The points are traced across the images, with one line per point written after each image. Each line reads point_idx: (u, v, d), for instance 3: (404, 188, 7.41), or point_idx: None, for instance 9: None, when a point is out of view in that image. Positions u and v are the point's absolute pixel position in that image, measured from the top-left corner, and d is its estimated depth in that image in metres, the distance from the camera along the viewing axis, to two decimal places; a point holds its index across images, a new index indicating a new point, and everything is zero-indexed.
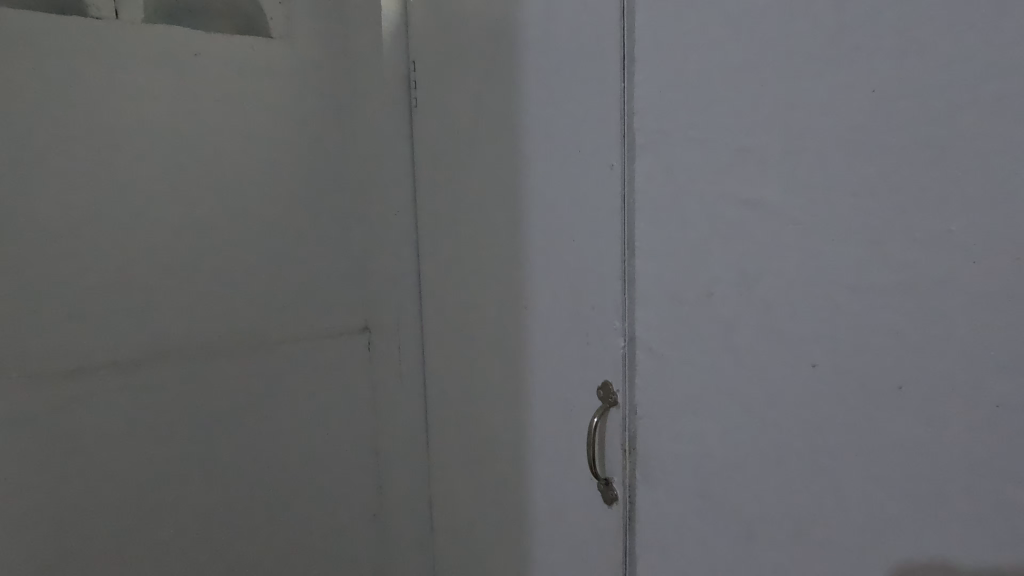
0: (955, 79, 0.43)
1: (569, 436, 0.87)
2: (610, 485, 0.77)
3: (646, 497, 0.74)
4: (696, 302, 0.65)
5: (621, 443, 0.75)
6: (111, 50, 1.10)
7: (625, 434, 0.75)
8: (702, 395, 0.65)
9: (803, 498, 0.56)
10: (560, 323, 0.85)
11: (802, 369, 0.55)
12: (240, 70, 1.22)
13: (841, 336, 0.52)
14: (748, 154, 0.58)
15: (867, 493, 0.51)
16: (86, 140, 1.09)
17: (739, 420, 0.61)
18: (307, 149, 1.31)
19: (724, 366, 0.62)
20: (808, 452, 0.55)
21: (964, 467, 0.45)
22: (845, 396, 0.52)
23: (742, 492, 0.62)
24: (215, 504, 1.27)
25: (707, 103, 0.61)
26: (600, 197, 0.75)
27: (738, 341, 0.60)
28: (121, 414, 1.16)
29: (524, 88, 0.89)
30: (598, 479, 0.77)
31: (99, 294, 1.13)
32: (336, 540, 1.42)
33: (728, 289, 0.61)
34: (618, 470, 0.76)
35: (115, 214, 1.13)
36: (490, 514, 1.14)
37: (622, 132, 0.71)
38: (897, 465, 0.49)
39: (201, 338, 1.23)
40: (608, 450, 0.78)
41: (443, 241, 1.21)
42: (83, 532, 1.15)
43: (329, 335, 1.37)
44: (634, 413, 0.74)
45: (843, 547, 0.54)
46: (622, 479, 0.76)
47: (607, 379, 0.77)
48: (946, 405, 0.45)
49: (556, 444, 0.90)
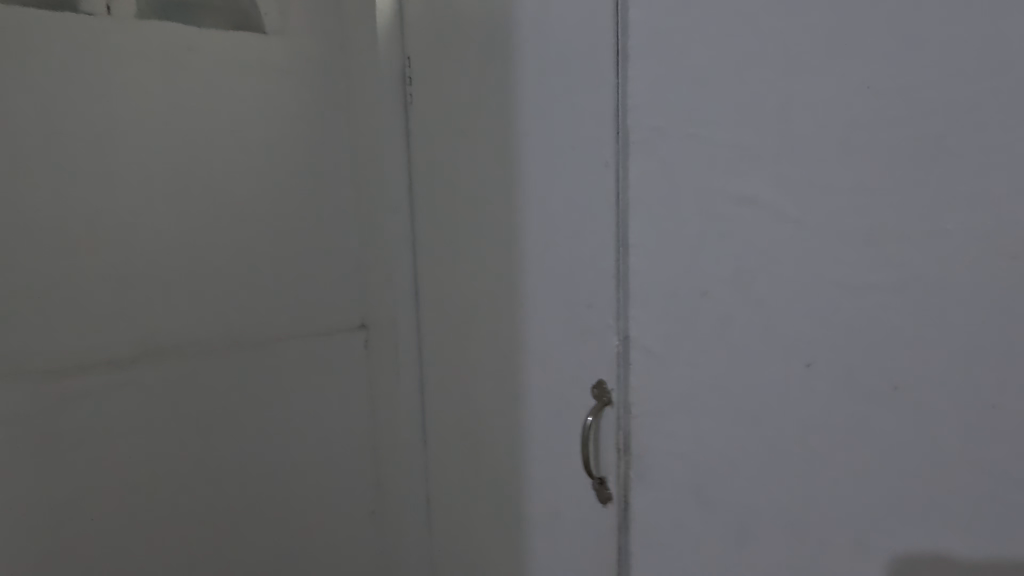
0: (953, 75, 0.42)
1: (565, 435, 0.86)
2: (605, 486, 0.78)
3: (641, 496, 0.74)
4: (691, 301, 0.64)
5: (615, 443, 0.76)
6: (104, 46, 1.10)
7: (619, 434, 0.76)
8: (696, 394, 0.65)
9: (797, 498, 0.56)
10: (556, 322, 0.85)
11: (795, 368, 0.55)
12: (235, 67, 1.21)
13: (835, 336, 0.51)
14: (743, 152, 0.57)
15: (862, 494, 0.51)
16: (80, 137, 1.09)
17: (734, 420, 0.61)
18: (302, 146, 1.30)
19: (719, 364, 0.62)
20: (802, 453, 0.55)
21: (959, 468, 0.44)
22: (839, 396, 0.52)
23: (735, 492, 0.62)
24: (214, 502, 1.27)
25: (702, 98, 0.61)
26: (594, 192, 0.75)
27: (733, 340, 0.60)
28: (118, 412, 1.16)
29: (519, 83, 0.88)
30: (593, 479, 0.78)
31: (95, 292, 1.13)
32: (335, 537, 1.43)
33: (722, 288, 0.61)
34: (612, 470, 0.77)
35: (110, 211, 1.13)
36: (486, 513, 1.13)
37: (616, 129, 0.71)
38: (891, 467, 0.48)
39: (198, 336, 1.23)
40: (602, 450, 0.78)
41: (439, 239, 1.20)
42: (83, 529, 1.15)
43: (327, 332, 1.37)
44: (628, 413, 0.74)
45: (836, 549, 0.53)
46: (616, 479, 0.76)
47: (602, 378, 0.77)
48: (942, 406, 0.45)
49: (552, 442, 0.90)
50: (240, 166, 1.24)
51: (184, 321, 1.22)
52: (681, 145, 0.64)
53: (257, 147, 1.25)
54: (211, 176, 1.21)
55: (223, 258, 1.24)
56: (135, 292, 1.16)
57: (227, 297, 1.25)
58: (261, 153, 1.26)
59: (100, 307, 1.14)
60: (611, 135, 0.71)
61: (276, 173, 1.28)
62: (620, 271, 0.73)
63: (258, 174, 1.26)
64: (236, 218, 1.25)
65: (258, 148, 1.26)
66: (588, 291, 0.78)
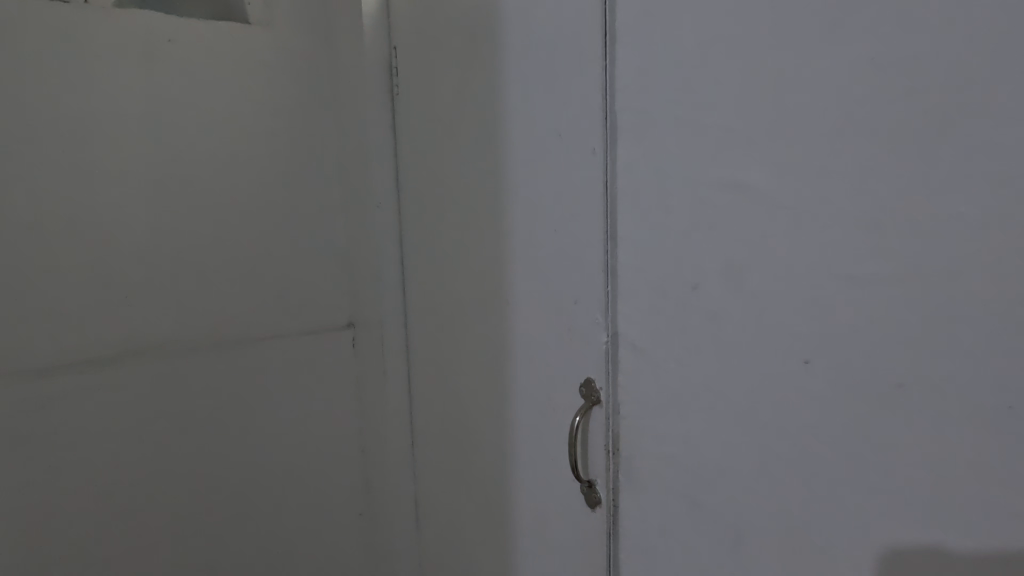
0: (959, 52, 0.40)
1: (554, 435, 0.84)
2: (593, 489, 0.75)
3: (630, 497, 0.71)
4: (683, 295, 0.62)
5: (604, 444, 0.73)
6: (79, 35, 1.06)
7: (608, 434, 0.73)
8: (686, 393, 0.63)
9: (791, 501, 0.54)
10: (544, 319, 0.83)
11: (790, 365, 0.52)
12: (216, 58, 1.18)
13: (832, 331, 0.49)
14: (734, 138, 0.55)
15: (862, 498, 0.48)
16: (54, 129, 1.05)
17: (726, 419, 0.59)
18: (289, 140, 1.28)
19: (712, 362, 0.60)
20: (798, 455, 0.52)
21: (968, 472, 0.42)
22: (836, 394, 0.49)
23: (728, 495, 0.59)
24: (197, 505, 1.24)
25: (694, 83, 0.58)
26: (583, 184, 0.72)
27: (725, 335, 0.58)
28: (96, 413, 1.12)
29: (505, 72, 0.86)
30: (581, 482, 0.76)
31: (71, 290, 1.09)
32: (323, 539, 1.40)
33: (712, 281, 0.58)
34: (601, 473, 0.74)
35: (87, 206, 1.09)
36: (476, 514, 1.11)
37: (604, 115, 0.68)
38: (894, 470, 0.46)
39: (179, 335, 1.20)
40: (591, 452, 0.76)
41: (427, 234, 1.18)
42: (60, 535, 1.11)
43: (313, 330, 1.34)
44: (617, 413, 0.72)
45: (832, 553, 0.51)
46: (605, 482, 0.74)
47: (590, 376, 0.75)
48: (949, 405, 0.42)
49: (540, 443, 0.87)
50: (224, 160, 1.21)
51: (166, 320, 1.18)
52: (668, 134, 0.61)
53: (242, 140, 1.22)
54: (196, 169, 1.18)
55: (207, 255, 1.21)
56: (115, 290, 1.13)
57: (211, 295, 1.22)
58: (246, 148, 1.23)
59: (78, 305, 1.10)
60: (599, 125, 0.69)
61: (262, 167, 1.25)
62: (610, 267, 0.70)
63: (243, 169, 1.23)
64: (222, 213, 1.22)
65: (242, 142, 1.22)
66: (577, 287, 0.75)
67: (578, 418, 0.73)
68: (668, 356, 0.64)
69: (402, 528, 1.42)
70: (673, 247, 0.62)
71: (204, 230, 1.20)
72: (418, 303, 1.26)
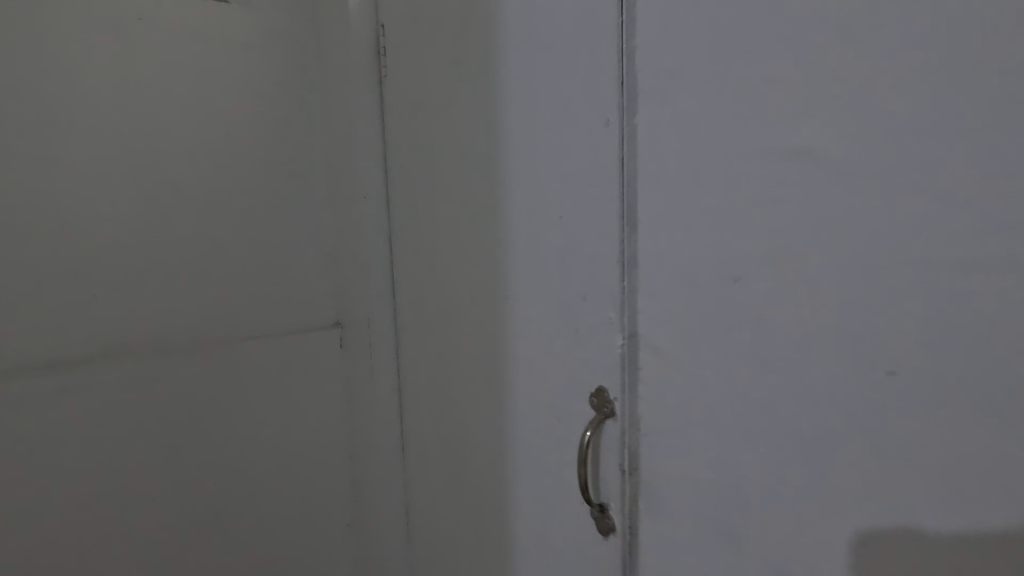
0: None
1: (557, 446, 0.77)
2: (606, 514, 0.69)
3: (649, 518, 0.64)
4: (701, 293, 0.56)
5: (620, 464, 0.66)
6: (39, 8, 0.97)
7: (624, 452, 0.65)
8: (720, 399, 0.55)
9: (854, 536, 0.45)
10: (548, 320, 0.76)
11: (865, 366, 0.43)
12: (192, 37, 1.10)
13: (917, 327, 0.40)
14: (773, 104, 0.48)
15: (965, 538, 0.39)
16: (12, 110, 0.96)
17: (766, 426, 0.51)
18: (274, 129, 1.21)
19: (741, 372, 0.53)
20: (845, 484, 0.45)
21: None
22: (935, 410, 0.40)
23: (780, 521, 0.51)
24: (176, 516, 1.16)
25: (721, 57, 0.51)
26: (597, 172, 0.65)
27: (770, 332, 0.50)
28: (64, 419, 1.04)
29: (504, 44, 0.79)
30: (592, 506, 0.68)
31: (34, 286, 1.01)
32: (310, 549, 1.33)
33: (755, 271, 0.51)
34: (616, 497, 0.67)
35: (51, 195, 1.00)
36: (472, 530, 1.03)
37: (621, 79, 0.61)
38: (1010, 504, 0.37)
39: (154, 335, 1.12)
40: (603, 472, 0.69)
41: (419, 229, 1.10)
42: (24, 553, 1.02)
43: (299, 330, 1.27)
44: (634, 426, 0.65)
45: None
46: (621, 508, 0.66)
47: (601, 385, 0.68)
48: None
49: (545, 455, 0.80)
50: (204, 149, 1.13)
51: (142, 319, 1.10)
52: (695, 112, 0.54)
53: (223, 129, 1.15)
54: (174, 158, 1.11)
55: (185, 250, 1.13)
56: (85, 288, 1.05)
57: (190, 292, 1.15)
58: (226, 136, 1.15)
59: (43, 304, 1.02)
60: (614, 105, 0.62)
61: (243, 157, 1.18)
62: (625, 264, 0.63)
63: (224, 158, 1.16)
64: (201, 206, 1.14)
65: (222, 130, 1.15)
66: (586, 287, 0.68)
67: (591, 433, 0.66)
68: (688, 360, 0.58)
69: (393, 539, 1.34)
70: (693, 239, 0.56)
71: (180, 222, 1.12)
72: (408, 302, 1.19)
